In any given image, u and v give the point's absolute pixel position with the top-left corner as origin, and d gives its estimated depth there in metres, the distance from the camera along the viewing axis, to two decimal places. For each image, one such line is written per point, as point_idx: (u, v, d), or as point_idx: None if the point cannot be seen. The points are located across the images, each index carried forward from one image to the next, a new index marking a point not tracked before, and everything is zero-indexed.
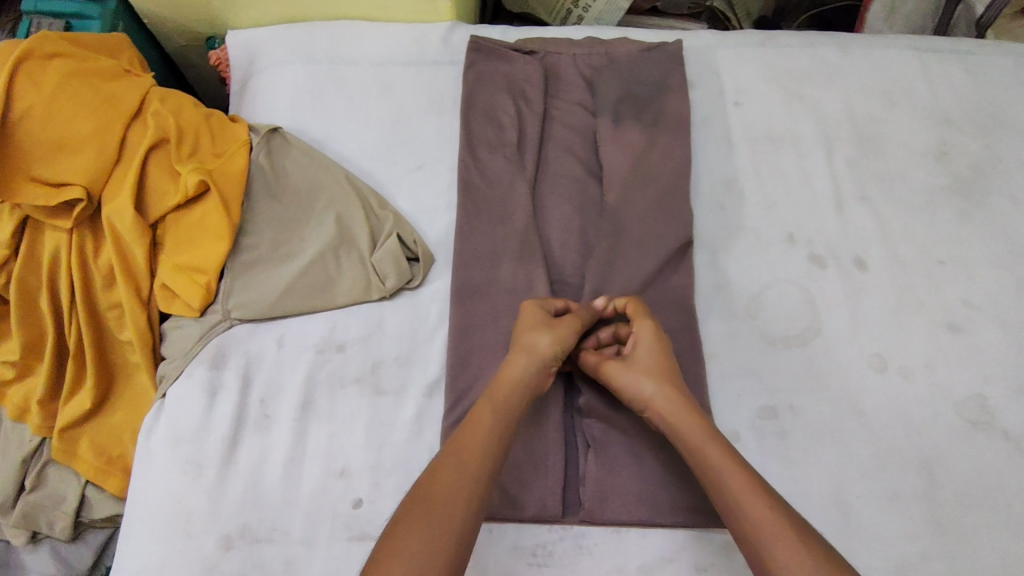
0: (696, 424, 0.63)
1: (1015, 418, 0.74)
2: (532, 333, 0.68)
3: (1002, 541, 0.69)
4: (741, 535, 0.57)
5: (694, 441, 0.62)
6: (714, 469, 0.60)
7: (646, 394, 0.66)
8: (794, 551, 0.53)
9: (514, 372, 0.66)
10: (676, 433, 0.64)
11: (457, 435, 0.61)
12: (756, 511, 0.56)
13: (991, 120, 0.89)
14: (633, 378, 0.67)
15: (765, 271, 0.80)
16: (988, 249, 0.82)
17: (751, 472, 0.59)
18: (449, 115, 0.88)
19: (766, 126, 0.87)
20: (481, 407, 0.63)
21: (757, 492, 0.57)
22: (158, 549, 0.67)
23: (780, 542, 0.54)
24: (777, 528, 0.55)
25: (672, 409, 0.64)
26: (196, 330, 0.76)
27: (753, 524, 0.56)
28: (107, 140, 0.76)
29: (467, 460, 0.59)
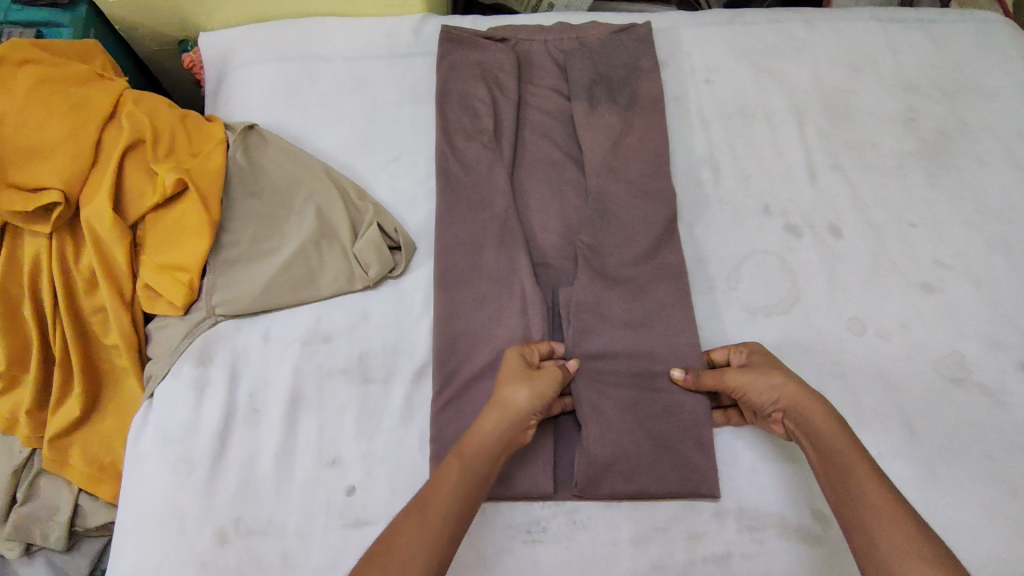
0: (824, 413, 0.61)
1: (991, 372, 0.76)
2: (510, 386, 0.63)
3: (983, 492, 0.71)
4: (853, 522, 0.54)
5: (824, 430, 0.60)
6: (839, 457, 0.57)
7: (774, 382, 0.64)
8: (911, 541, 0.50)
9: (487, 428, 0.60)
10: (803, 423, 0.61)
11: (424, 491, 0.56)
12: (878, 500, 0.53)
13: (955, 85, 0.91)
14: (760, 372, 0.65)
15: (743, 243, 0.81)
16: (959, 210, 0.84)
17: (875, 468, 0.56)
18: (425, 106, 0.89)
19: (737, 102, 0.89)
20: (448, 463, 0.58)
21: (885, 489, 0.54)
22: (154, 548, 0.67)
23: (898, 532, 0.51)
24: (897, 517, 0.52)
25: (800, 400, 0.62)
26: (181, 328, 0.76)
27: (871, 511, 0.53)
28: (82, 143, 0.76)
29: (426, 520, 0.53)
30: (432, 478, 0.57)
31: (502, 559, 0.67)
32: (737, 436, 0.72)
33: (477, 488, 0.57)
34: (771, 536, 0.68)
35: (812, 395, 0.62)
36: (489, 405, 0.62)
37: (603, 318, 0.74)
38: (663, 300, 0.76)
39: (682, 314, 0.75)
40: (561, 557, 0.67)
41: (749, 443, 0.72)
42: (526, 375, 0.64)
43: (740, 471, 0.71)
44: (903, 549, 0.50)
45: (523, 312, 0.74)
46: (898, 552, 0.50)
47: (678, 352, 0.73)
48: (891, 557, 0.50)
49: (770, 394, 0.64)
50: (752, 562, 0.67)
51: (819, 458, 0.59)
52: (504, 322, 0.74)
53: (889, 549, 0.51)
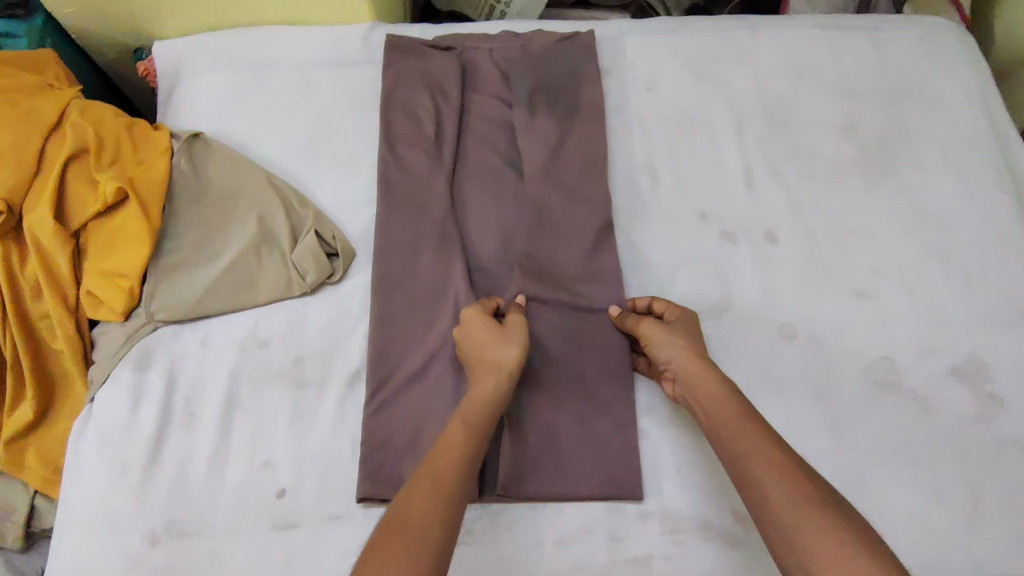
0: (714, 378, 0.63)
1: (920, 377, 0.77)
2: (495, 347, 0.66)
3: (907, 496, 0.71)
4: (743, 478, 0.56)
5: (713, 389, 0.62)
6: (726, 419, 0.60)
7: (674, 347, 0.67)
8: (793, 492, 0.52)
9: (486, 391, 0.63)
10: (694, 388, 0.64)
11: (430, 456, 0.58)
12: (764, 455, 0.56)
13: (897, 92, 0.91)
14: (668, 333, 0.68)
15: (678, 249, 0.82)
16: (895, 216, 0.84)
17: (762, 425, 0.59)
18: (370, 113, 0.90)
19: (678, 109, 0.90)
20: (449, 427, 0.61)
21: (769, 440, 0.57)
22: (89, 549, 0.69)
23: (782, 485, 0.53)
24: (783, 470, 0.54)
25: (694, 365, 0.64)
26: (121, 334, 0.77)
27: (757, 466, 0.55)
28: (25, 154, 0.78)
29: (440, 478, 0.56)
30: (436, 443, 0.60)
31: None
32: (664, 440, 0.73)
33: (482, 443, 0.61)
34: (693, 539, 0.69)
35: (706, 361, 0.65)
36: (485, 373, 0.65)
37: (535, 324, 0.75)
38: (598, 305, 0.77)
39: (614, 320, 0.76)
40: (484, 559, 0.68)
41: (675, 447, 0.73)
42: (505, 333, 0.67)
43: (665, 475, 0.72)
44: (787, 500, 0.52)
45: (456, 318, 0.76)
46: (783, 503, 0.52)
47: (607, 359, 0.75)
48: (776, 509, 0.52)
49: (672, 352, 0.67)
50: (673, 564, 0.68)
51: (710, 420, 0.61)
52: (438, 327, 0.76)
53: (774, 500, 0.53)
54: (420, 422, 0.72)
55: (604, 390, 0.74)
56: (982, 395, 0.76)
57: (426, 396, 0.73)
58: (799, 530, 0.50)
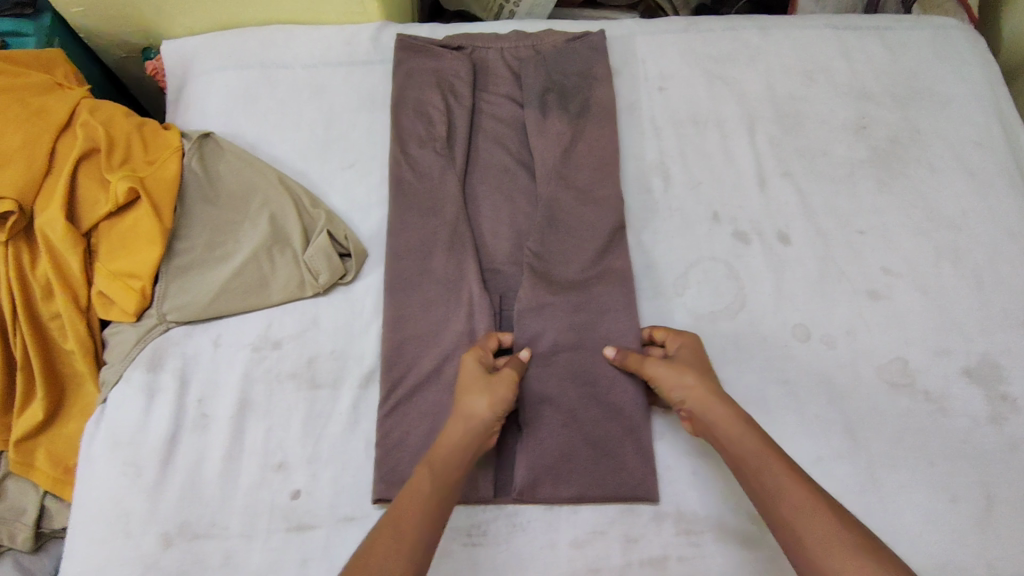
0: (735, 413, 0.61)
1: (934, 378, 0.77)
2: (472, 395, 0.64)
3: (922, 497, 0.72)
4: (780, 520, 0.55)
5: (733, 428, 0.60)
6: (755, 456, 0.58)
7: (686, 383, 0.64)
8: (834, 534, 0.52)
9: (452, 440, 0.62)
10: (715, 426, 0.61)
11: (393, 509, 0.57)
12: (799, 496, 0.54)
13: (908, 93, 0.91)
14: (676, 371, 0.65)
15: (691, 250, 0.82)
16: (908, 217, 0.84)
17: (790, 463, 0.57)
18: (381, 113, 0.90)
19: (690, 109, 0.90)
20: (414, 479, 0.59)
21: (798, 480, 0.55)
22: (101, 552, 0.68)
23: (823, 526, 0.52)
24: (821, 511, 0.53)
25: (711, 399, 0.62)
26: (133, 335, 0.77)
27: (794, 507, 0.54)
28: (36, 153, 0.77)
29: (398, 537, 0.55)
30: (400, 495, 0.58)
31: (442, 561, 0.68)
32: (679, 441, 0.73)
33: (449, 494, 0.59)
34: (708, 540, 0.69)
35: (721, 394, 0.63)
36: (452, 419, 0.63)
37: (548, 324, 0.75)
38: (614, 306, 0.76)
39: (629, 321, 0.76)
40: (500, 560, 0.68)
41: (689, 448, 0.73)
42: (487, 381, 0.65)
43: (680, 476, 0.72)
44: (829, 543, 0.51)
45: (469, 317, 0.76)
46: (825, 546, 0.51)
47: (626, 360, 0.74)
48: (819, 552, 0.51)
49: (683, 393, 0.64)
50: (688, 565, 0.68)
51: (736, 457, 0.60)
52: (451, 328, 0.76)
53: (815, 543, 0.52)
54: (435, 423, 0.72)
55: (617, 390, 0.73)
56: (995, 396, 0.76)
57: (439, 397, 0.73)
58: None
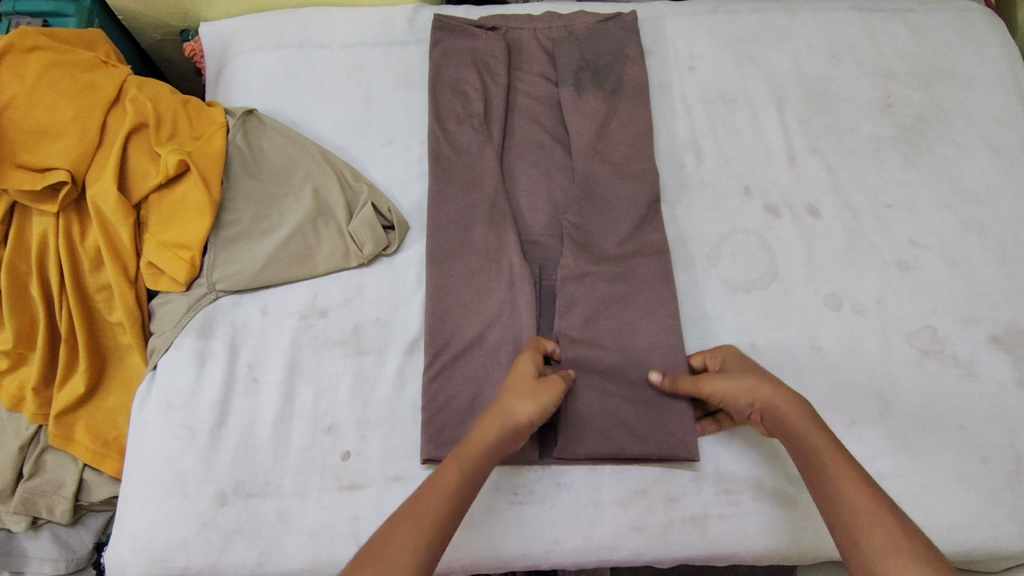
0: (800, 414, 0.61)
1: (962, 345, 0.79)
2: (515, 396, 0.64)
3: (953, 457, 0.74)
4: (838, 521, 0.55)
5: (798, 429, 0.61)
6: (817, 457, 0.58)
7: (748, 384, 0.65)
8: (892, 540, 0.52)
9: (487, 438, 0.61)
10: (781, 426, 0.62)
11: (416, 495, 0.57)
12: (858, 499, 0.55)
13: (931, 72, 0.94)
14: (736, 378, 0.66)
15: (724, 223, 0.84)
16: (934, 192, 0.87)
17: (852, 465, 0.58)
18: (418, 92, 0.92)
19: (720, 88, 0.92)
20: (444, 469, 0.59)
21: (860, 484, 0.56)
22: (157, 510, 0.70)
23: (882, 532, 0.53)
24: (877, 517, 0.53)
25: (777, 399, 0.63)
26: (183, 304, 0.79)
27: (853, 511, 0.54)
28: (87, 126, 0.79)
29: (416, 528, 0.55)
30: (426, 484, 0.58)
31: (489, 518, 0.70)
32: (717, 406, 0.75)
33: (471, 492, 0.59)
34: (746, 499, 0.71)
35: (789, 394, 0.64)
36: (491, 417, 0.62)
37: (587, 293, 0.77)
38: (653, 275, 0.78)
39: (668, 292, 0.78)
40: (545, 518, 0.70)
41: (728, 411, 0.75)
42: (534, 387, 0.65)
43: (718, 438, 0.74)
44: (887, 549, 0.52)
45: (511, 286, 0.78)
46: (883, 550, 0.52)
47: (667, 326, 0.75)
48: (876, 557, 0.52)
49: (748, 397, 0.65)
50: (728, 522, 0.70)
51: (800, 456, 0.60)
52: (495, 296, 0.78)
53: (874, 548, 0.52)
54: (480, 386, 0.74)
55: (657, 355, 0.74)
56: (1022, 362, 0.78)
57: (484, 363, 0.75)
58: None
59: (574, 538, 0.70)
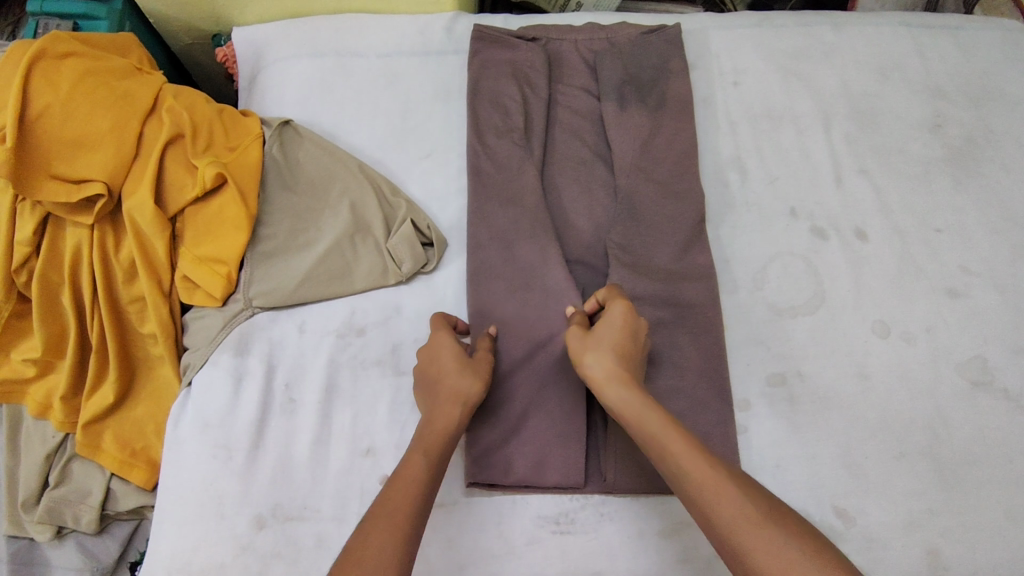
0: (630, 394, 0.62)
1: (1014, 376, 0.77)
2: (457, 377, 0.66)
3: (1004, 494, 0.72)
4: (689, 498, 0.56)
5: (627, 407, 0.62)
6: (657, 436, 0.59)
7: (586, 364, 0.65)
8: (741, 508, 0.53)
9: (444, 421, 0.63)
10: (615, 404, 0.63)
11: (384, 490, 0.58)
12: (702, 471, 0.56)
13: (982, 92, 0.91)
14: (579, 349, 0.67)
15: (769, 246, 0.82)
16: (983, 216, 0.84)
17: (689, 436, 0.59)
18: (456, 103, 0.90)
19: (765, 104, 0.90)
20: (408, 459, 0.60)
21: (697, 454, 0.57)
22: (193, 531, 0.69)
23: (725, 501, 0.54)
24: (718, 485, 0.55)
25: (611, 379, 0.63)
26: (219, 319, 0.78)
27: (699, 486, 0.55)
28: (124, 137, 0.77)
29: (393, 515, 0.55)
30: (394, 472, 0.59)
31: (531, 547, 0.69)
32: (763, 436, 0.73)
33: (439, 471, 0.61)
34: None
35: (625, 375, 0.64)
36: (446, 403, 0.64)
37: None
38: (699, 300, 0.77)
39: (713, 317, 0.76)
40: (589, 548, 0.69)
41: (774, 441, 0.73)
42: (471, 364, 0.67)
43: (765, 468, 0.72)
44: (735, 517, 0.53)
45: (554, 309, 0.76)
46: (731, 518, 0.53)
47: (712, 356, 0.75)
48: (728, 527, 0.53)
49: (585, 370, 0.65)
50: None
51: (639, 435, 0.60)
52: (539, 320, 0.76)
53: (724, 517, 0.53)
54: (527, 409, 0.73)
55: (701, 385, 0.74)
56: None
57: (527, 384, 0.74)
58: (752, 545, 0.51)
59: (618, 570, 0.68)
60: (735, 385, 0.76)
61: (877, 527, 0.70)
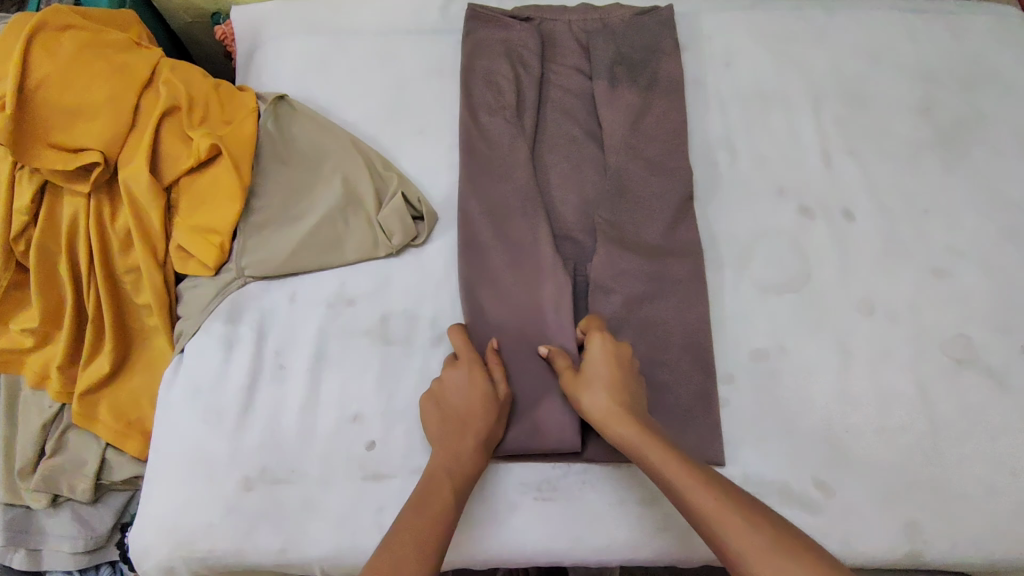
0: (632, 433, 0.62)
1: (997, 355, 0.77)
2: (485, 416, 0.67)
3: (984, 469, 0.72)
4: (700, 530, 0.55)
5: (634, 446, 0.61)
6: (661, 472, 0.58)
7: (586, 406, 0.66)
8: (749, 541, 0.52)
9: (468, 459, 0.65)
10: (618, 443, 0.63)
11: (410, 517, 0.59)
12: (705, 504, 0.55)
13: (972, 76, 0.92)
14: (574, 393, 0.67)
15: (756, 224, 0.83)
16: (971, 198, 0.85)
17: (694, 467, 0.58)
18: (449, 81, 0.91)
19: (756, 85, 0.91)
20: (437, 489, 0.62)
21: (704, 486, 0.56)
22: (183, 492, 0.70)
23: (737, 533, 0.53)
24: (728, 517, 0.54)
25: (611, 420, 0.63)
26: (212, 289, 0.79)
27: (704, 520, 0.54)
28: (121, 108, 0.79)
29: (421, 548, 0.56)
30: (419, 502, 0.61)
31: (514, 513, 0.70)
32: (745, 409, 0.74)
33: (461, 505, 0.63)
34: (775, 504, 0.70)
35: (623, 408, 0.64)
36: (472, 438, 0.66)
37: (617, 291, 0.77)
38: (685, 275, 0.78)
39: (698, 292, 0.77)
40: (570, 515, 0.70)
41: (756, 415, 0.74)
42: (495, 403, 0.68)
43: (746, 441, 0.73)
44: (743, 550, 0.52)
45: (541, 281, 0.77)
46: (745, 552, 0.52)
47: (696, 329, 0.76)
48: (743, 560, 0.52)
49: (585, 414, 0.66)
50: None
51: (645, 471, 0.60)
52: (525, 292, 0.77)
53: (738, 552, 0.52)
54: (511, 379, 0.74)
55: (685, 358, 0.75)
56: None
57: (512, 355, 0.75)
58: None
59: (599, 536, 0.69)
60: (719, 360, 0.76)
61: (856, 499, 0.71)
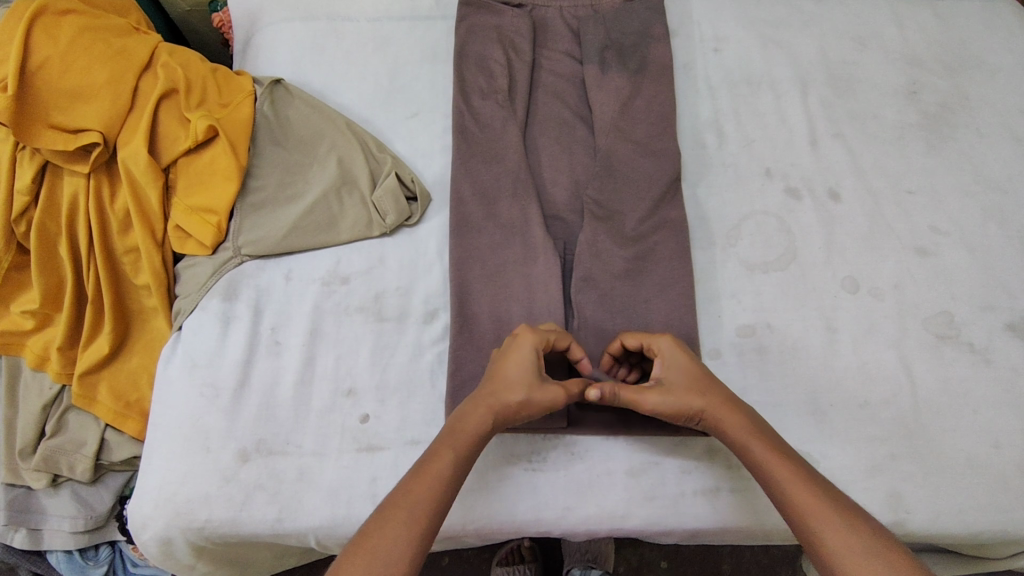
0: (735, 424, 0.62)
1: (980, 331, 0.79)
2: (509, 389, 0.63)
3: (967, 441, 0.74)
4: (797, 529, 0.56)
5: (736, 437, 0.62)
6: (762, 467, 0.59)
7: (682, 405, 0.64)
8: (846, 541, 0.53)
9: (474, 424, 0.61)
10: (721, 433, 0.63)
11: (405, 479, 0.57)
12: (806, 503, 0.56)
13: (957, 60, 0.93)
14: (670, 396, 0.64)
15: (743, 205, 0.85)
16: (955, 179, 0.87)
17: (797, 464, 0.59)
18: (443, 66, 0.93)
19: (744, 70, 0.92)
20: (437, 455, 0.59)
21: (805, 484, 0.57)
22: (180, 465, 0.72)
23: (833, 534, 0.54)
24: (825, 514, 0.55)
25: (713, 412, 0.63)
26: (208, 267, 0.81)
27: (801, 517, 0.55)
28: (119, 90, 0.80)
29: (413, 516, 0.54)
30: (418, 466, 0.58)
31: (504, 484, 0.71)
32: (731, 384, 0.76)
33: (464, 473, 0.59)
34: None
35: (725, 402, 0.64)
36: (479, 403, 0.63)
37: (604, 270, 0.79)
38: (673, 253, 0.79)
39: (685, 270, 0.79)
40: (559, 484, 0.71)
41: (742, 389, 0.75)
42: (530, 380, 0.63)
43: None
44: (840, 548, 0.53)
45: (531, 261, 0.79)
46: (839, 551, 0.53)
47: (684, 307, 0.77)
48: (835, 559, 0.53)
49: (682, 412, 0.64)
50: (737, 495, 0.71)
51: (746, 464, 0.61)
52: (515, 270, 0.79)
53: (832, 549, 0.53)
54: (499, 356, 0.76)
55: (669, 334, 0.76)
56: None
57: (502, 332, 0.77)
58: None
59: (587, 506, 0.70)
60: (705, 337, 0.78)
61: (840, 470, 0.72)
